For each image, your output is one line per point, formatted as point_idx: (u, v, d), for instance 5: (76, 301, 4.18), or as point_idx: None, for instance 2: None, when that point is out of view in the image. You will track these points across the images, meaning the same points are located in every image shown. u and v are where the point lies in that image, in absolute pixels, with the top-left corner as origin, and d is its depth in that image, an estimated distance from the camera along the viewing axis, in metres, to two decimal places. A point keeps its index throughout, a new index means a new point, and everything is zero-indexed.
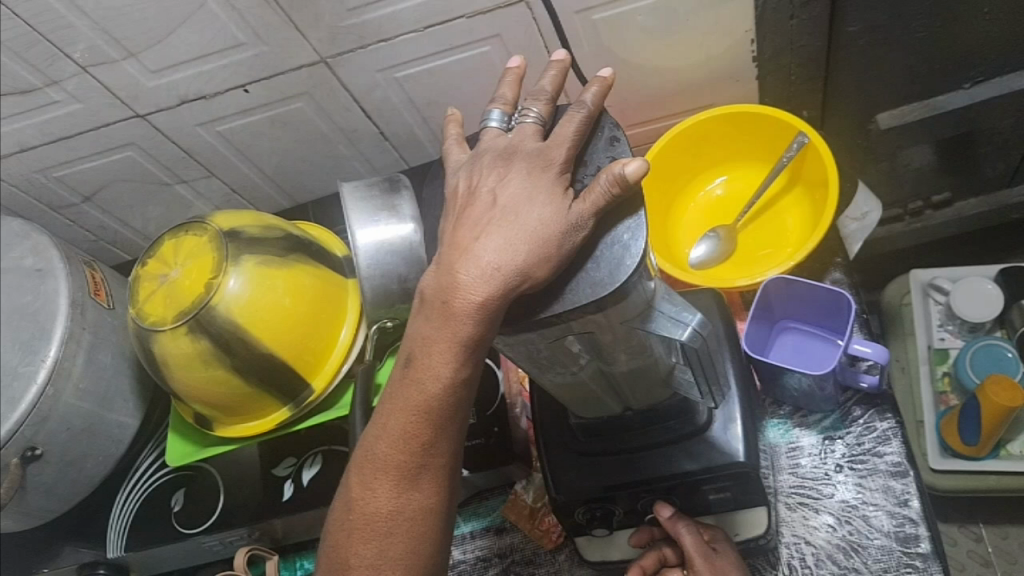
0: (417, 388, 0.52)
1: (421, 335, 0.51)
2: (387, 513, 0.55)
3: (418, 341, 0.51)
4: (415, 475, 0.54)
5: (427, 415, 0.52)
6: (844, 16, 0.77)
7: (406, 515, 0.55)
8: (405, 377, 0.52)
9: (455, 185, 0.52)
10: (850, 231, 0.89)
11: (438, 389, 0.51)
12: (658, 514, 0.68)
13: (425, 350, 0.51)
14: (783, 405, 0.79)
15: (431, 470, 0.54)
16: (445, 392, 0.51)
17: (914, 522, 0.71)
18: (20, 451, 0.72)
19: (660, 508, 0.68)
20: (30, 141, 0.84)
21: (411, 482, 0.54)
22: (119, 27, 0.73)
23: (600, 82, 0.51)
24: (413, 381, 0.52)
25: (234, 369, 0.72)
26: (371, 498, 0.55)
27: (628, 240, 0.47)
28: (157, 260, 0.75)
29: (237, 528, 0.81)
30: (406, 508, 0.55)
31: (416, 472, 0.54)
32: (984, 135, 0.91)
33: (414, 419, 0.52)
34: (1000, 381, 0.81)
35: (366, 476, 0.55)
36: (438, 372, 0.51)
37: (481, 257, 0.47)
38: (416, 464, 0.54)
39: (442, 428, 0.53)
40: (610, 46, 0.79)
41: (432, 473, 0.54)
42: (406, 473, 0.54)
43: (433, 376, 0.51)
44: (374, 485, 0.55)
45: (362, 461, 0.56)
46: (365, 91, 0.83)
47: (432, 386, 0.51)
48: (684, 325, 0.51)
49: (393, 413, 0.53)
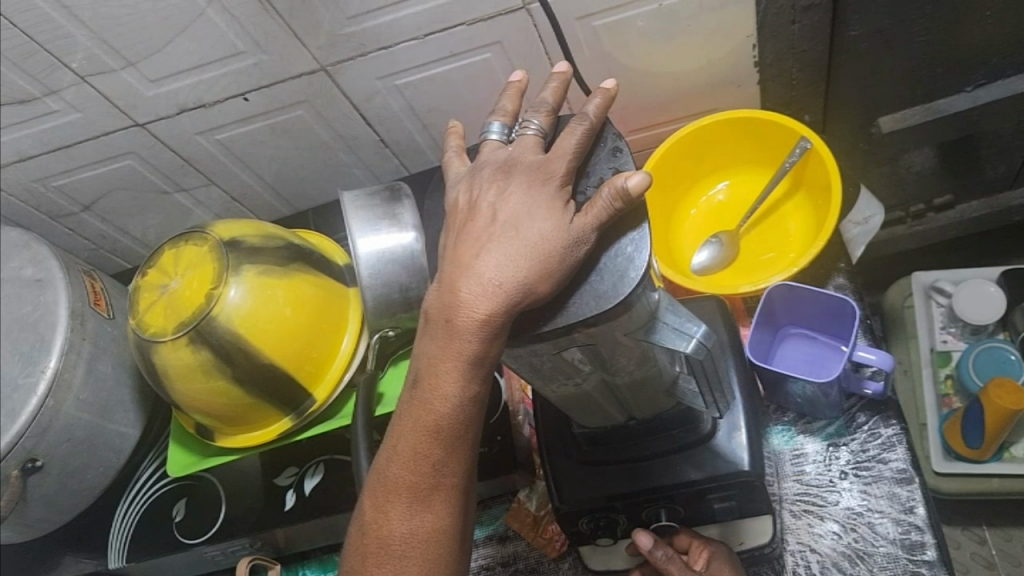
0: (425, 408, 0.51)
1: (427, 354, 0.51)
2: (401, 536, 0.55)
3: (424, 361, 0.51)
4: (427, 496, 0.54)
5: (436, 436, 0.52)
6: (845, 20, 0.77)
7: (419, 537, 0.55)
8: (413, 398, 0.52)
9: (455, 199, 0.52)
10: (853, 235, 0.90)
11: (447, 408, 0.51)
12: (639, 544, 0.66)
13: (431, 371, 0.50)
14: (787, 412, 0.78)
15: (443, 491, 0.54)
16: (453, 411, 0.51)
17: (919, 529, 0.70)
18: (20, 463, 0.71)
19: (639, 538, 0.66)
20: (29, 151, 0.84)
21: (423, 503, 0.54)
22: (118, 37, 0.72)
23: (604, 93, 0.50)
24: (421, 401, 0.51)
25: (235, 380, 0.72)
26: (384, 521, 0.55)
27: (633, 252, 0.46)
28: (157, 270, 0.74)
29: (239, 538, 0.81)
30: (419, 530, 0.55)
31: (427, 493, 0.54)
32: (986, 137, 0.91)
33: (423, 440, 0.52)
34: (1003, 385, 0.80)
35: (379, 499, 0.55)
36: (445, 392, 0.50)
37: (483, 275, 0.47)
38: (428, 485, 0.54)
39: (452, 448, 0.52)
40: (612, 52, 0.79)
41: (443, 494, 0.54)
42: (417, 495, 0.54)
43: (441, 396, 0.51)
44: (387, 507, 0.55)
45: (375, 484, 0.56)
46: (365, 99, 0.83)
47: (440, 406, 0.51)
48: (689, 337, 0.51)
49: (403, 434, 0.53)
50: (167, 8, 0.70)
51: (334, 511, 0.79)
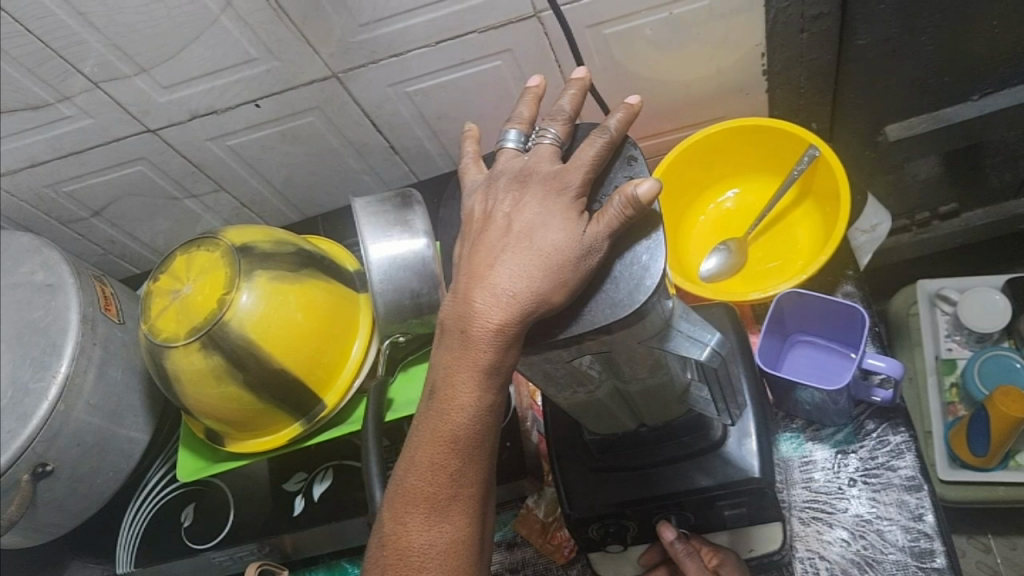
0: (442, 419, 0.52)
1: (443, 364, 0.51)
2: (420, 547, 0.55)
3: (440, 372, 0.51)
4: (445, 507, 0.54)
5: (454, 446, 0.52)
6: (853, 30, 0.77)
7: (438, 548, 0.54)
8: (430, 409, 0.53)
9: (471, 209, 0.52)
10: (860, 243, 0.91)
11: (464, 418, 0.51)
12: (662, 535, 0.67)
13: (448, 381, 0.51)
14: (795, 419, 0.79)
15: (461, 502, 0.54)
16: (469, 422, 0.51)
17: (928, 536, 0.71)
18: (32, 468, 0.71)
19: (664, 528, 0.67)
20: (41, 156, 0.84)
21: (441, 514, 0.54)
22: (131, 43, 0.73)
23: (627, 109, 0.50)
24: (437, 412, 0.52)
25: (245, 385, 0.72)
26: (403, 532, 0.55)
27: (647, 260, 0.47)
28: (170, 275, 0.74)
29: (247, 543, 0.80)
30: (438, 541, 0.55)
31: (446, 504, 0.54)
32: (991, 146, 0.91)
33: (441, 450, 0.53)
34: (1009, 392, 0.80)
35: (398, 510, 0.55)
36: (462, 402, 0.51)
37: (498, 285, 0.48)
38: (446, 496, 0.54)
39: (469, 458, 0.53)
40: (621, 61, 0.79)
41: (461, 504, 0.54)
42: (436, 505, 0.54)
43: (458, 407, 0.51)
44: (405, 519, 0.55)
45: (394, 495, 0.56)
46: (376, 106, 0.83)
47: (457, 416, 0.51)
48: (702, 345, 0.51)
49: (421, 445, 0.53)
50: (181, 14, 0.70)
51: (343, 517, 0.79)
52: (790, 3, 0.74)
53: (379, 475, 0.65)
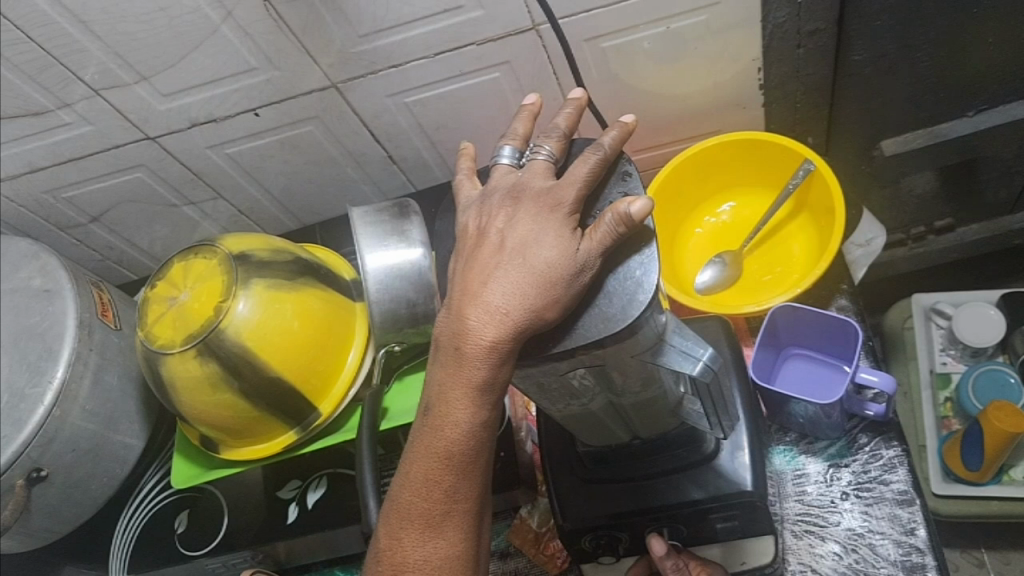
0: (437, 435, 0.52)
1: (437, 381, 0.51)
2: (415, 562, 0.55)
3: (435, 389, 0.52)
4: (440, 522, 0.54)
5: (448, 462, 0.52)
6: (849, 45, 0.78)
7: (433, 563, 0.55)
8: (425, 425, 0.53)
9: (465, 224, 0.53)
10: (855, 256, 0.93)
11: (458, 435, 0.51)
12: (652, 550, 0.66)
13: (442, 398, 0.51)
14: (789, 432, 0.79)
15: (455, 517, 0.54)
16: (463, 438, 0.51)
17: (920, 551, 0.71)
18: (25, 473, 0.71)
19: (654, 543, 0.66)
20: (40, 162, 0.84)
21: (436, 529, 0.54)
22: (132, 52, 0.73)
23: (621, 127, 0.50)
24: (432, 428, 0.52)
25: (240, 392, 0.72)
26: (398, 547, 0.55)
27: (641, 276, 0.47)
28: (167, 282, 0.75)
29: (240, 550, 0.81)
30: (433, 556, 0.55)
31: (440, 519, 0.54)
32: (986, 162, 0.92)
33: (435, 466, 0.53)
34: (1003, 407, 0.81)
35: (394, 525, 0.56)
36: (456, 418, 0.51)
37: (491, 302, 0.48)
38: (441, 511, 0.54)
39: (464, 473, 0.53)
40: (619, 73, 0.80)
41: (456, 520, 0.54)
42: (430, 521, 0.54)
43: (451, 423, 0.51)
44: (402, 533, 0.55)
45: (390, 510, 0.56)
46: (374, 116, 0.84)
47: (451, 432, 0.51)
48: (695, 360, 0.51)
49: (416, 461, 0.54)
50: (183, 23, 0.71)
51: (337, 525, 0.79)
52: (786, 19, 0.74)
53: (373, 486, 0.65)
